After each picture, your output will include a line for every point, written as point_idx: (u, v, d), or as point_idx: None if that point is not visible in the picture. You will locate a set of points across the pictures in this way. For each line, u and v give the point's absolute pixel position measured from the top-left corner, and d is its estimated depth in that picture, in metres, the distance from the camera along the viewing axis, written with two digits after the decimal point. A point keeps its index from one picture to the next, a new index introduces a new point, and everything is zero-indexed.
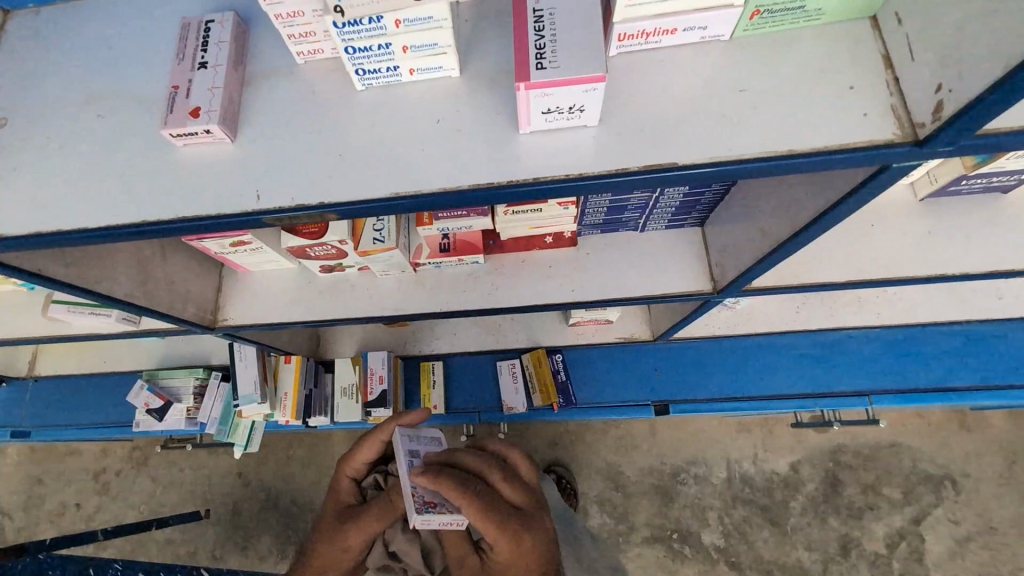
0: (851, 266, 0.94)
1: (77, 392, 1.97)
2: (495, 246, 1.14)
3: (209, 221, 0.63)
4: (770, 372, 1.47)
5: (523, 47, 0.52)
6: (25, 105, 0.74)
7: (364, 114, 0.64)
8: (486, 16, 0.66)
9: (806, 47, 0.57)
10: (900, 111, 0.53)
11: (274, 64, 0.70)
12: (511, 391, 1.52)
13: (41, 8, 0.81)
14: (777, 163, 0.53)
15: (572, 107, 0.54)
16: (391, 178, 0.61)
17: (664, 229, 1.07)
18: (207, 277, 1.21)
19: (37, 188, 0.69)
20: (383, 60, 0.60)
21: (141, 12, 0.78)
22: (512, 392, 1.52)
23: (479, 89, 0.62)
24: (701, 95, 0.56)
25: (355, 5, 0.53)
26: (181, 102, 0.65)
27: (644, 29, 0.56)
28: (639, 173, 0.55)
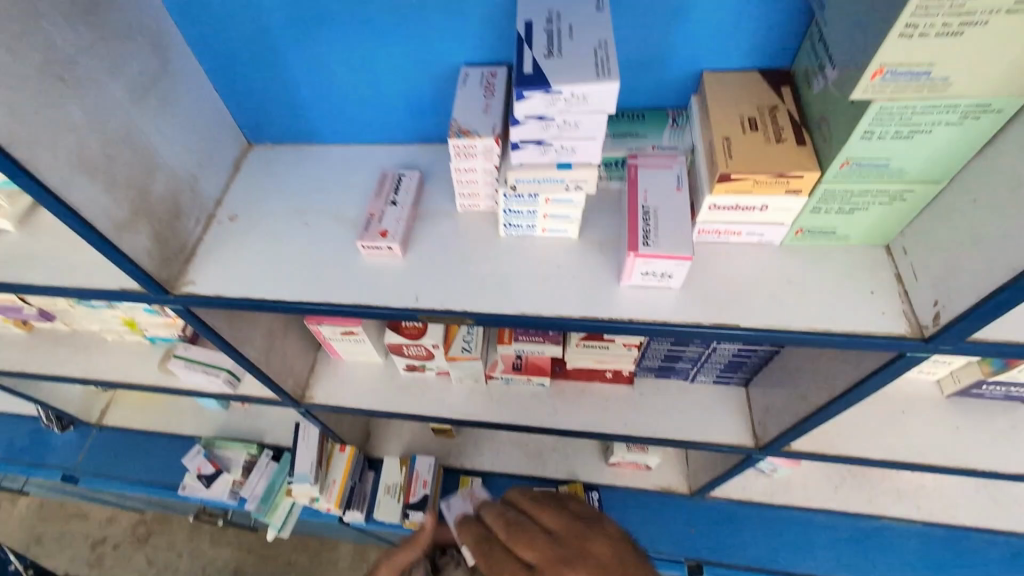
0: (880, 446, 1.06)
1: (133, 447, 2.10)
2: (560, 372, 1.29)
3: (378, 311, 0.85)
4: (809, 551, 1.46)
5: (635, 229, 0.74)
6: (256, 209, 1.04)
7: (501, 253, 0.88)
8: (599, 200, 0.90)
9: (838, 257, 0.77)
10: (910, 314, 0.70)
11: (437, 208, 0.96)
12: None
13: (276, 147, 1.15)
14: (815, 337, 0.70)
15: (663, 273, 0.74)
16: (518, 302, 0.82)
17: (712, 383, 1.22)
18: (307, 357, 1.41)
19: (253, 266, 0.95)
20: (527, 220, 0.84)
21: (347, 160, 1.10)
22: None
23: (590, 250, 0.85)
24: (757, 280, 0.76)
25: (525, 185, 0.77)
26: (374, 225, 0.91)
27: (717, 229, 0.78)
28: (708, 327, 0.74)
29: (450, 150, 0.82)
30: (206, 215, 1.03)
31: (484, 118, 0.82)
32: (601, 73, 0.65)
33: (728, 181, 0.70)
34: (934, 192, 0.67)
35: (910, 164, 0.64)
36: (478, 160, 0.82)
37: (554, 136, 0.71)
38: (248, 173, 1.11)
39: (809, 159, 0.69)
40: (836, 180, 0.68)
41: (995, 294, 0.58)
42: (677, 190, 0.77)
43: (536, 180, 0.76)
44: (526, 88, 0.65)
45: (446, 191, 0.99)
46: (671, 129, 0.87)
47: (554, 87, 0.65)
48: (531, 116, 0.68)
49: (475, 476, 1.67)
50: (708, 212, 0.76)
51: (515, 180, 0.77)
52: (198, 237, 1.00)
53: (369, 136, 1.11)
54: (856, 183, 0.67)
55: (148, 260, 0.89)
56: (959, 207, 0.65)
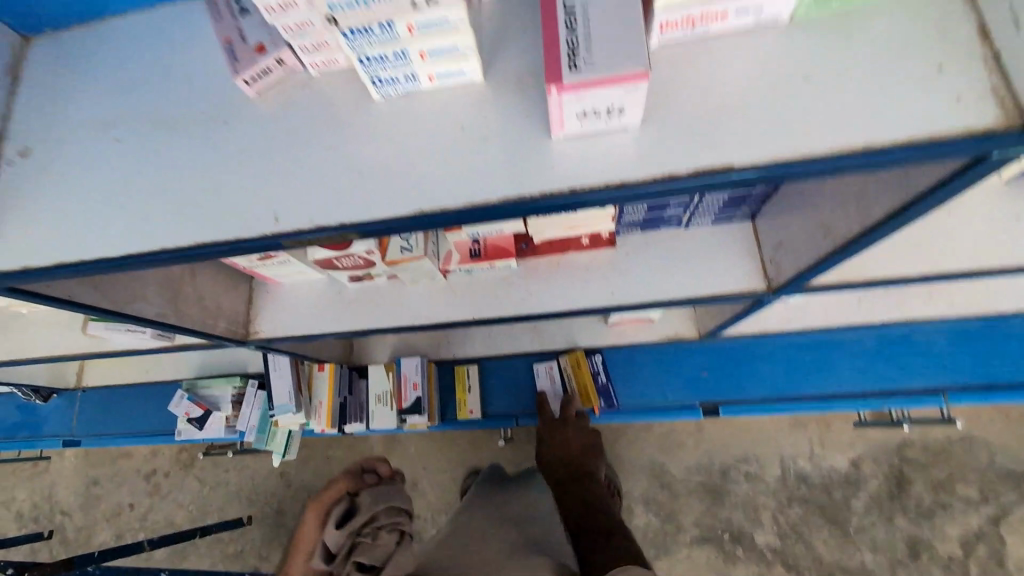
0: (915, 258, 0.89)
1: (122, 400, 2.01)
2: (528, 250, 1.10)
3: (226, 248, 0.61)
4: (829, 372, 1.39)
5: (553, 45, 0.46)
6: (47, 135, 0.73)
7: (381, 126, 0.60)
8: (512, 14, 0.59)
9: (881, 25, 0.49)
10: (1002, 89, 0.44)
11: (270, 31, 0.63)
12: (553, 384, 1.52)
13: (61, 35, 0.79)
14: (846, 162, 0.46)
15: (610, 109, 0.49)
16: (413, 195, 0.57)
17: (710, 225, 1.02)
18: (236, 290, 1.21)
19: (63, 215, 0.69)
20: (400, 68, 0.55)
21: (151, 29, 0.75)
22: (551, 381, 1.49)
23: (506, 94, 0.57)
24: (756, 89, 0.50)
25: (350, 16, 0.47)
26: (239, 49, 0.63)
27: (690, 16, 0.49)
28: (689, 180, 0.49)
29: None
30: None
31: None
32: None
33: None
34: None
35: None
36: None
37: None
38: (32, 83, 0.77)
39: None
40: None
41: None
42: None
43: (361, 2, 0.46)
44: None
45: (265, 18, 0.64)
46: None
47: None
48: None
49: (469, 364, 1.58)
50: None
51: (331, 10, 0.47)
52: None
53: None
54: None
55: None
56: None
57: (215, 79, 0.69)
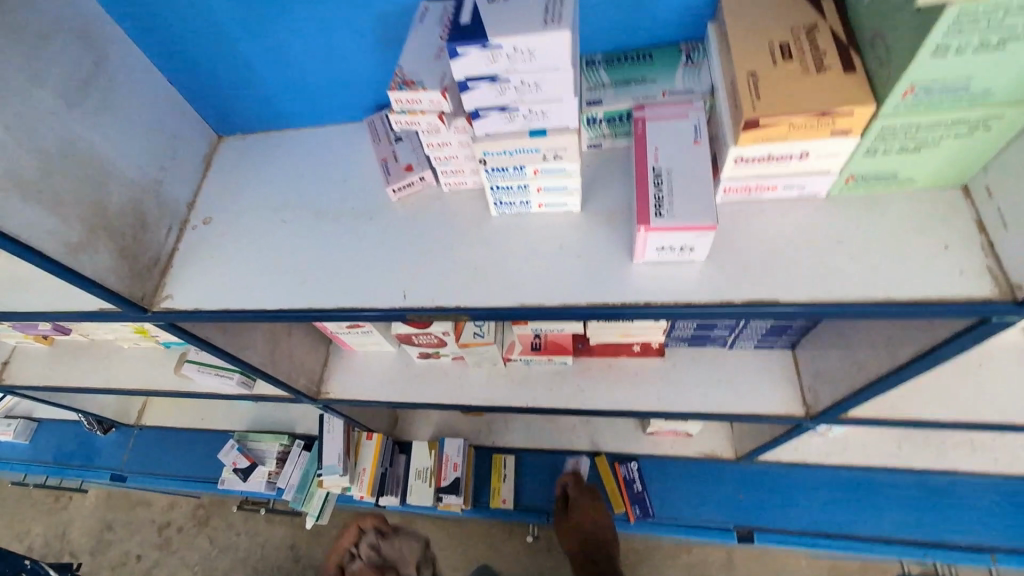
0: (949, 405, 0.96)
1: (171, 442, 2.12)
2: (583, 349, 1.21)
3: (359, 314, 0.77)
4: (872, 513, 1.37)
5: (644, 196, 0.62)
6: (227, 209, 0.94)
7: (494, 236, 0.77)
8: (606, 163, 0.77)
9: (901, 207, 0.63)
10: (997, 269, 0.56)
11: (419, 156, 0.83)
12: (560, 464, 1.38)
13: (249, 137, 1.03)
14: (872, 309, 0.58)
15: (683, 246, 0.63)
16: (514, 292, 0.72)
17: (753, 348, 1.11)
18: (317, 351, 1.35)
19: (230, 272, 0.87)
20: (519, 196, 0.72)
21: (320, 141, 0.98)
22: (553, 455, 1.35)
23: (597, 223, 0.73)
24: (798, 245, 0.64)
25: (496, 159, 0.65)
26: (393, 166, 0.83)
27: (747, 185, 0.65)
28: (742, 308, 0.62)
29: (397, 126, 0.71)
30: (180, 221, 0.94)
31: (433, 65, 0.66)
32: (549, 21, 0.54)
33: (755, 129, 0.56)
34: None
35: (1001, 82, 0.49)
36: (448, 135, 0.70)
37: (516, 100, 0.59)
38: (221, 168, 1.00)
39: (860, 90, 0.54)
40: (899, 112, 0.53)
41: None
42: (695, 144, 0.64)
43: (508, 152, 0.64)
44: (459, 44, 0.53)
45: (416, 147, 0.85)
46: (685, 68, 0.71)
47: (491, 41, 0.53)
48: (479, 78, 0.56)
49: (507, 454, 1.63)
50: (733, 166, 0.62)
51: (484, 155, 0.65)
52: (173, 247, 0.91)
53: (341, 117, 0.98)
54: (925, 113, 0.53)
55: (116, 281, 0.81)
56: None
57: (365, 185, 0.89)
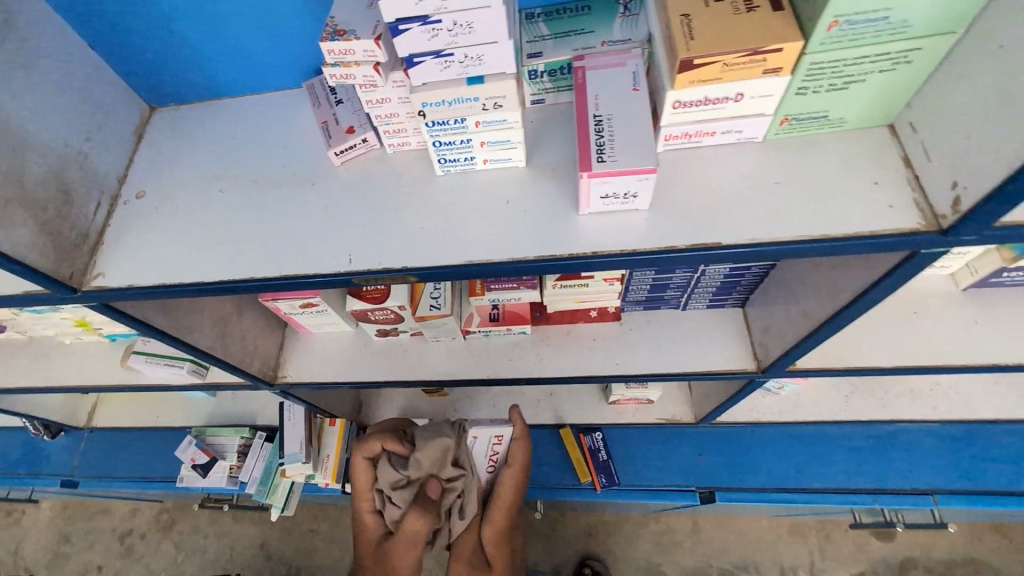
0: (887, 353, 1.00)
1: (125, 445, 2.03)
2: (541, 318, 1.22)
3: (305, 281, 0.74)
4: (823, 465, 1.45)
5: (586, 143, 0.62)
6: (160, 182, 0.89)
7: (441, 195, 0.75)
8: (550, 118, 0.76)
9: (833, 149, 0.64)
10: (922, 201, 0.58)
11: (360, 117, 0.81)
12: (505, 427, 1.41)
13: (183, 107, 0.98)
14: (809, 246, 0.59)
15: (627, 193, 0.63)
16: (463, 250, 0.70)
17: (706, 307, 1.15)
18: (272, 335, 1.31)
19: (167, 245, 0.83)
20: (463, 152, 0.71)
21: (259, 109, 0.94)
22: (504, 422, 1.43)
23: (544, 178, 0.72)
24: (738, 188, 0.64)
25: (436, 111, 0.64)
26: (334, 128, 0.81)
27: (687, 131, 0.65)
28: (686, 252, 0.62)
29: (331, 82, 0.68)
30: (111, 195, 0.88)
31: (366, 15, 0.64)
32: None
33: (690, 69, 0.57)
34: (948, 46, 0.54)
35: (918, 13, 0.50)
36: (385, 90, 0.68)
37: (451, 43, 0.57)
38: (152, 141, 0.95)
39: (789, 26, 0.55)
40: (824, 47, 0.54)
41: None
42: (634, 91, 0.64)
43: (446, 102, 0.62)
44: None
45: (358, 108, 0.82)
46: (623, 18, 0.71)
47: None
48: (410, 19, 0.55)
49: None
50: (672, 111, 0.63)
51: (423, 106, 0.63)
52: (103, 224, 0.86)
53: (281, 83, 0.94)
54: (849, 46, 0.54)
55: (41, 259, 0.75)
56: (978, 60, 0.52)
57: (307, 151, 0.86)
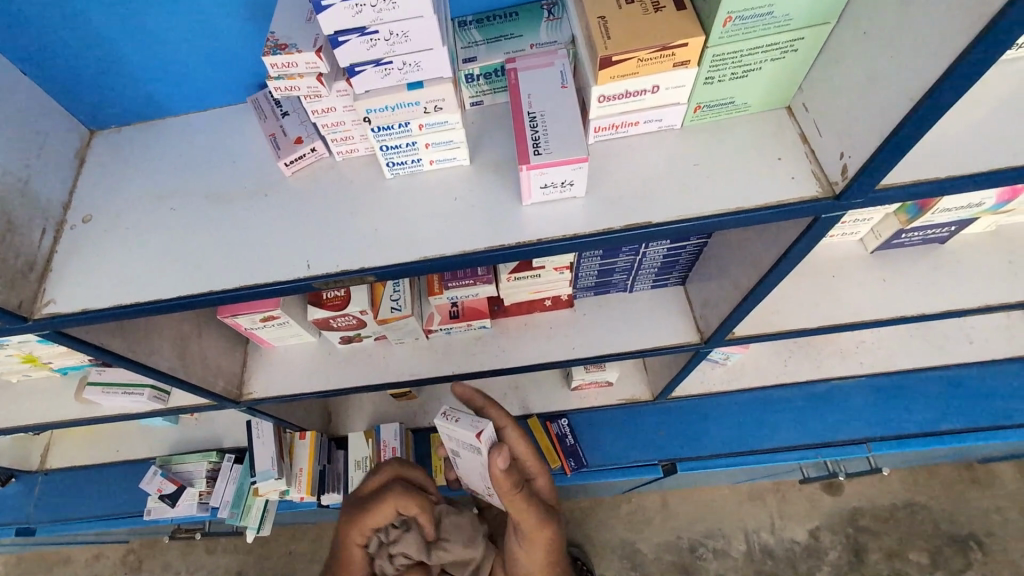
0: (810, 316, 1.11)
1: (83, 485, 1.95)
2: (500, 311, 1.27)
3: (266, 289, 0.76)
4: (770, 427, 1.59)
5: (523, 139, 0.67)
6: (107, 205, 0.89)
7: (392, 196, 0.79)
8: (489, 119, 0.81)
9: (742, 131, 0.72)
10: (819, 171, 0.67)
11: (306, 128, 0.83)
12: (448, 424, 1.02)
13: (123, 129, 0.98)
14: (728, 218, 0.66)
15: (564, 182, 0.68)
16: (417, 246, 0.74)
17: (650, 288, 1.23)
18: (234, 352, 1.31)
19: (120, 267, 0.83)
20: (409, 155, 0.75)
21: (204, 126, 0.95)
22: (449, 424, 1.02)
23: (488, 174, 0.77)
24: (663, 171, 0.71)
25: (381, 116, 0.68)
26: (282, 139, 0.83)
27: (613, 123, 0.72)
28: (621, 232, 0.69)
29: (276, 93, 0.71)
30: (56, 222, 0.88)
31: (306, 28, 0.68)
32: None
33: (610, 65, 0.63)
34: (825, 34, 0.62)
35: (797, 6, 0.58)
36: (330, 99, 0.71)
37: (390, 51, 0.62)
38: (95, 165, 0.94)
39: (692, 23, 0.62)
40: (723, 40, 0.61)
41: (908, 116, 0.53)
42: (563, 88, 0.70)
43: (389, 107, 0.67)
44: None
45: (305, 119, 0.85)
46: (548, 22, 0.77)
47: None
48: (349, 30, 0.59)
49: None
50: (598, 105, 0.69)
51: (368, 112, 0.67)
52: (49, 250, 0.85)
53: (224, 100, 0.96)
54: (744, 38, 0.61)
55: None
56: (851, 45, 0.60)
57: (256, 164, 0.88)
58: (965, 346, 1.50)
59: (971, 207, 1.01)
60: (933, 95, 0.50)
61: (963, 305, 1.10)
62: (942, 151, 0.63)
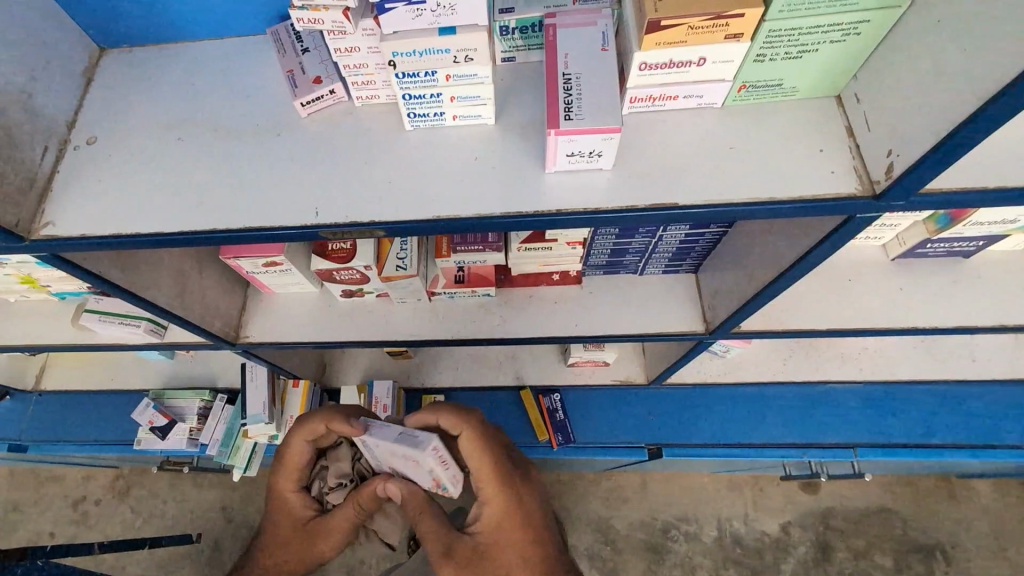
0: (817, 317, 1.09)
1: (76, 408, 1.97)
2: (506, 281, 1.25)
3: (269, 233, 0.74)
4: (760, 423, 1.59)
5: (555, 101, 0.63)
6: (113, 128, 0.86)
7: (410, 148, 0.76)
8: (520, 76, 0.77)
9: (785, 117, 0.68)
10: (861, 168, 0.63)
11: (326, 68, 0.79)
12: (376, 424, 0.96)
13: (135, 50, 0.93)
14: (759, 207, 0.63)
15: (592, 152, 0.65)
16: (428, 204, 0.71)
17: (661, 273, 1.20)
18: (233, 293, 1.29)
19: (123, 195, 0.80)
20: (433, 107, 0.71)
21: (219, 55, 0.91)
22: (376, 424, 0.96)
23: (512, 136, 0.74)
24: (696, 151, 0.68)
25: (407, 62, 0.64)
26: (299, 78, 0.79)
27: (651, 95, 0.68)
28: (645, 211, 0.66)
29: (297, 26, 0.67)
30: (59, 141, 0.84)
31: None
32: None
33: (657, 31, 0.58)
34: (892, 20, 0.58)
35: None
36: (355, 38, 0.67)
37: None
38: (103, 85, 0.90)
39: None
40: (783, 15, 0.57)
41: (972, 118, 0.49)
42: (603, 51, 0.65)
43: (417, 52, 0.63)
44: None
45: (326, 58, 0.81)
46: None
47: None
48: None
49: (436, 393, 1.65)
50: (639, 73, 0.65)
51: (393, 56, 0.63)
52: (51, 169, 0.82)
53: (242, 28, 0.91)
54: (805, 14, 0.57)
55: None
56: (920, 35, 0.56)
57: (271, 101, 0.84)
58: (967, 363, 1.48)
59: (1001, 224, 0.97)
60: (1006, 96, 0.46)
61: (976, 322, 1.07)
62: (993, 160, 0.60)
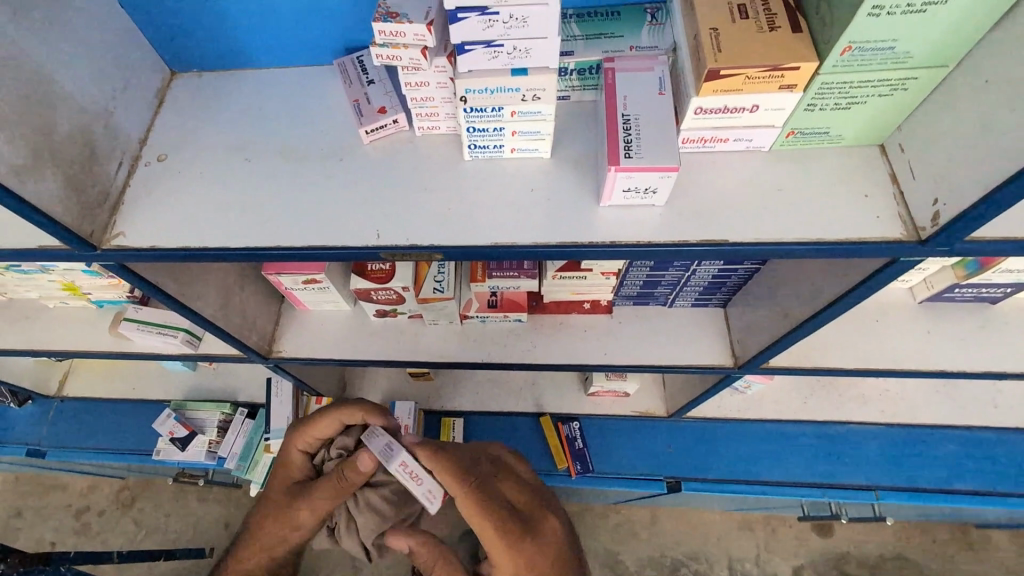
0: (844, 357, 1.11)
1: (96, 416, 1.99)
2: (537, 307, 1.28)
3: (328, 252, 0.77)
4: (779, 461, 1.59)
5: (615, 139, 0.67)
6: (183, 146, 0.90)
7: (466, 178, 0.80)
8: (573, 114, 0.82)
9: (830, 163, 0.72)
10: (905, 214, 0.66)
11: (390, 99, 0.84)
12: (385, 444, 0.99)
13: (205, 75, 0.99)
14: (806, 247, 0.66)
15: (647, 188, 0.68)
16: (482, 231, 0.75)
17: (689, 306, 1.22)
18: (270, 308, 1.32)
19: (190, 209, 0.84)
20: (494, 140, 0.75)
21: (285, 82, 0.96)
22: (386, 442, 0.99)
23: (565, 169, 0.78)
24: (744, 192, 0.71)
25: (477, 97, 0.68)
26: (365, 107, 0.84)
27: (703, 137, 0.72)
28: (695, 246, 0.68)
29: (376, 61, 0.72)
30: (131, 156, 0.89)
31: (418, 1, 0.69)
32: None
33: (717, 79, 0.62)
34: (939, 78, 0.62)
35: (919, 45, 0.57)
36: (427, 73, 0.72)
37: (503, 33, 0.62)
38: (173, 105, 0.95)
39: (807, 48, 0.61)
40: (837, 69, 0.61)
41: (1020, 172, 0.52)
42: (660, 95, 0.70)
43: (489, 89, 0.67)
44: None
45: (390, 90, 0.86)
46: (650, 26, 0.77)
47: None
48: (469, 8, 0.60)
49: (456, 416, 1.66)
50: (694, 116, 0.69)
51: (465, 92, 0.68)
52: (123, 183, 0.86)
53: (308, 59, 0.97)
54: (857, 69, 0.61)
55: (64, 212, 0.75)
56: (967, 93, 0.60)
57: (334, 127, 0.89)
58: (989, 409, 1.48)
59: None
60: None
61: (1003, 368, 1.08)
62: None
